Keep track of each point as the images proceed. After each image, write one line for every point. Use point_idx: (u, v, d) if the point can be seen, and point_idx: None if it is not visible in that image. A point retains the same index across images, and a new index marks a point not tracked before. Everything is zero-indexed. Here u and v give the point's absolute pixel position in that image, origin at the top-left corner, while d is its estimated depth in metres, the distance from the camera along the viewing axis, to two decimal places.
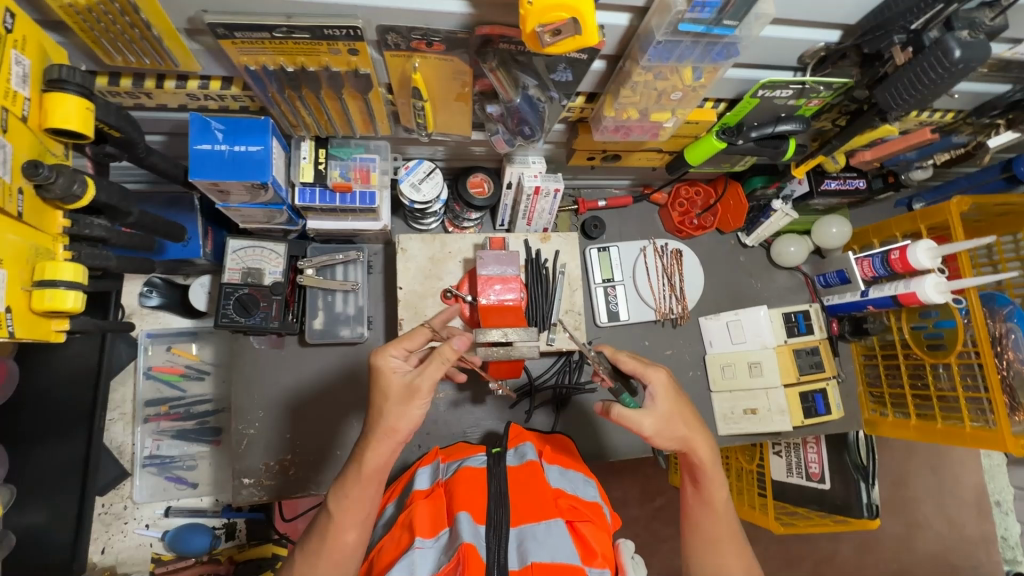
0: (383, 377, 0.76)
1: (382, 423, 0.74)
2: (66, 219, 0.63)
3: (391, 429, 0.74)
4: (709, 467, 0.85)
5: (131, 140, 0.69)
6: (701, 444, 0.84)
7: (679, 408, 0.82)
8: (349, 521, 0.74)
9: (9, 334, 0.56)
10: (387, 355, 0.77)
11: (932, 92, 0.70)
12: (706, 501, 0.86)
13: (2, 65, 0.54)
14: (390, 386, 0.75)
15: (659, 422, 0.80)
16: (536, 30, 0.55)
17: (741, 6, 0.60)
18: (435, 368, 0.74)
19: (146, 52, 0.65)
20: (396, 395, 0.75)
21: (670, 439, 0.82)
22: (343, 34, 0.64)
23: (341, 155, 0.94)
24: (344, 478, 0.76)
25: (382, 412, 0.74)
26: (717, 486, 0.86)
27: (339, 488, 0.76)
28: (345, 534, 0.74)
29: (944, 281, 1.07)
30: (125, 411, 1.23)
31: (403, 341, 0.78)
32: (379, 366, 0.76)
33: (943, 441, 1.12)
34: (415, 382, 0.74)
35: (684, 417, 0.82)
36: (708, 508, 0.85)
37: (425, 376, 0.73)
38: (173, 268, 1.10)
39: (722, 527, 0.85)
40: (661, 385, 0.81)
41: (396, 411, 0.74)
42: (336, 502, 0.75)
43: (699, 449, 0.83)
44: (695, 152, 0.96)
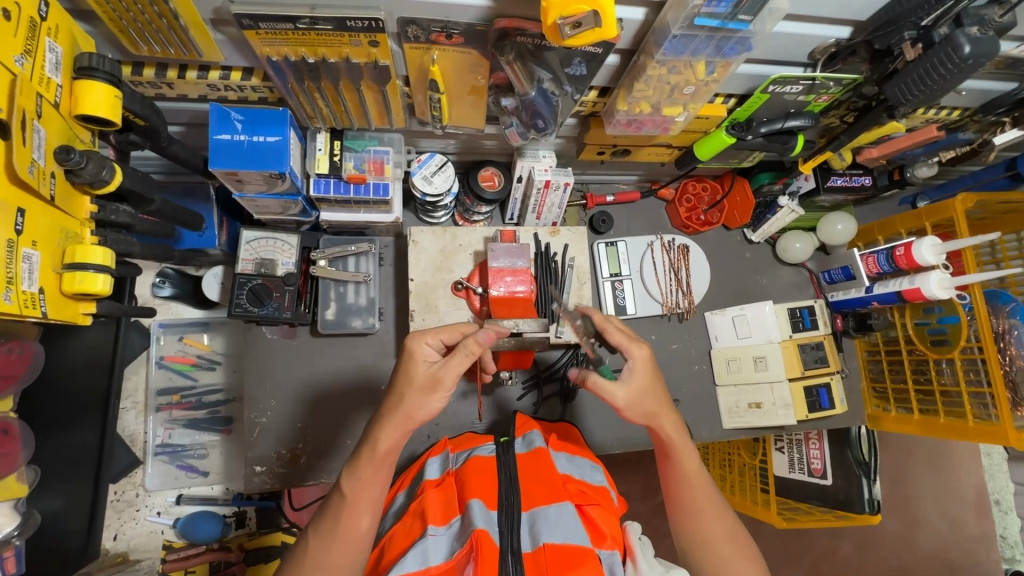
0: (412, 360, 0.76)
1: (401, 410, 0.75)
2: (93, 205, 0.65)
3: (408, 416, 0.74)
4: (679, 441, 0.84)
5: (155, 129, 0.71)
6: (669, 416, 0.83)
7: (651, 380, 0.81)
8: (364, 507, 0.74)
9: (42, 315, 0.58)
10: (422, 339, 0.77)
11: (941, 87, 0.71)
12: (682, 476, 0.85)
13: (36, 53, 0.55)
14: (415, 373, 0.75)
15: (631, 394, 0.80)
16: (556, 23, 0.56)
17: (756, 1, 0.61)
18: (459, 360, 0.73)
19: (171, 41, 0.67)
20: (419, 383, 0.75)
21: (641, 414, 0.82)
22: (365, 25, 0.65)
23: (355, 147, 0.95)
24: (355, 461, 0.76)
25: (404, 397, 0.75)
26: (689, 459, 0.85)
27: (352, 470, 0.76)
28: (359, 521, 0.74)
29: (948, 278, 1.09)
30: (137, 400, 1.25)
31: (442, 332, 0.79)
32: (411, 348, 0.77)
33: (946, 435, 1.13)
34: (439, 373, 0.74)
35: (654, 389, 0.82)
36: (687, 483, 0.85)
37: (449, 369, 0.73)
38: (187, 258, 1.11)
39: (703, 502, 0.84)
40: (641, 360, 0.81)
41: (416, 399, 0.74)
42: (350, 486, 0.75)
43: (664, 424, 0.83)
44: (705, 147, 0.98)
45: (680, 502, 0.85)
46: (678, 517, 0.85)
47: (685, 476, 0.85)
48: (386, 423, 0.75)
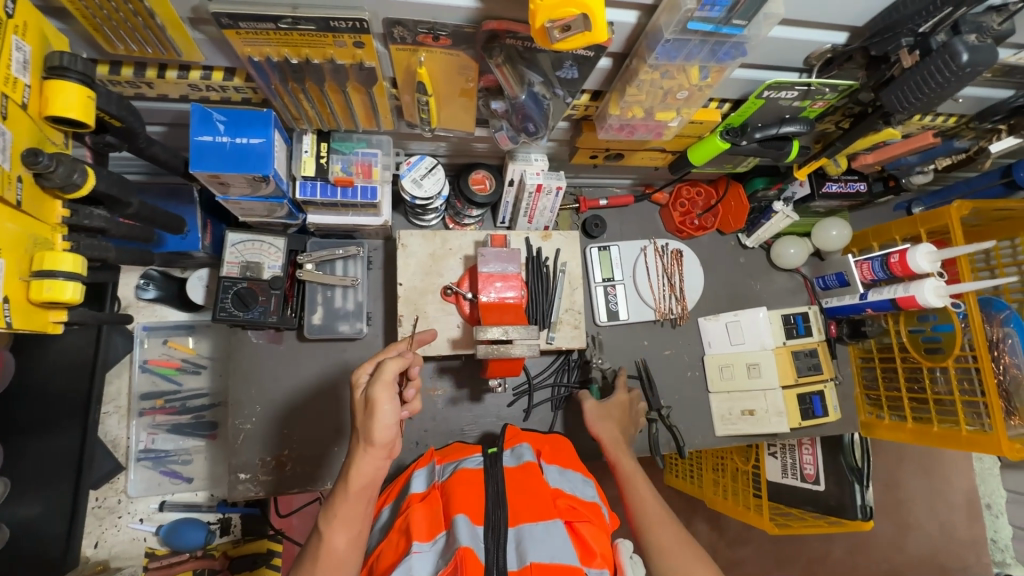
0: (352, 394, 0.75)
1: (360, 438, 0.72)
2: (65, 209, 0.63)
3: (367, 442, 0.71)
4: (619, 452, 0.98)
5: (132, 130, 0.68)
6: (616, 434, 1.01)
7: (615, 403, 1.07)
8: (341, 524, 0.73)
9: (7, 325, 0.56)
10: (358, 371, 0.76)
11: (938, 95, 0.70)
12: (628, 484, 0.91)
13: (2, 51, 0.53)
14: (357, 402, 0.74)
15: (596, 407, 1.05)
16: (545, 26, 0.55)
17: (751, 6, 0.60)
18: (388, 371, 0.71)
19: (148, 40, 0.64)
20: (361, 410, 0.72)
21: (595, 424, 1.03)
22: (349, 26, 0.63)
23: (343, 149, 0.93)
24: (331, 498, 0.74)
25: (359, 427, 0.72)
26: (629, 464, 0.95)
27: (328, 509, 0.74)
28: (335, 538, 0.72)
29: (943, 286, 1.08)
30: (120, 405, 1.22)
31: (375, 356, 0.77)
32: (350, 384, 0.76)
33: (938, 443, 1.12)
34: (372, 391, 0.71)
35: (614, 410, 1.05)
36: (634, 487, 0.90)
37: (376, 383, 0.70)
38: (171, 260, 1.09)
39: (652, 506, 0.87)
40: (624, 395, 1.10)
41: (365, 423, 0.71)
42: (325, 523, 0.73)
43: (608, 433, 1.01)
44: (699, 152, 0.95)
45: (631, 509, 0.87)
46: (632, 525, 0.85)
47: (629, 482, 0.91)
48: (358, 455, 0.72)
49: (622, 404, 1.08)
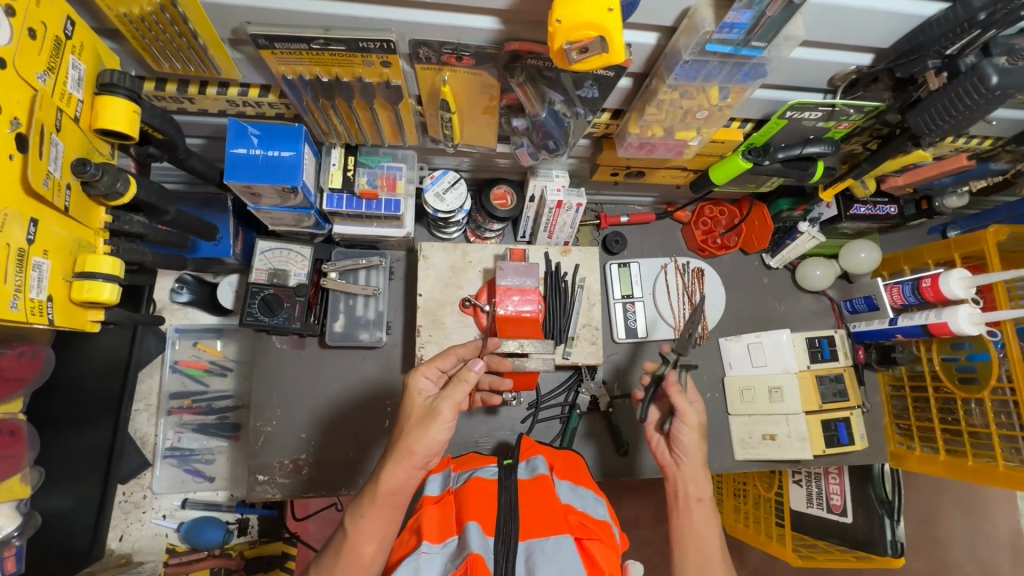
0: (411, 397, 0.80)
1: (401, 444, 0.75)
2: (107, 215, 0.67)
3: (408, 451, 0.74)
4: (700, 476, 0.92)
5: (172, 143, 0.73)
6: (700, 457, 0.94)
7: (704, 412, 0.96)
8: (369, 531, 0.74)
9: (49, 322, 0.59)
10: (419, 373, 0.82)
11: (967, 117, 0.68)
12: (682, 512, 0.90)
13: (60, 70, 0.57)
14: (413, 406, 0.79)
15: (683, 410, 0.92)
16: (563, 48, 0.56)
17: (770, 29, 0.60)
18: (456, 389, 0.76)
19: (191, 59, 0.69)
20: (417, 417, 0.77)
21: (678, 427, 0.94)
22: (376, 47, 0.66)
23: (369, 163, 0.96)
24: (360, 498, 0.76)
25: (403, 433, 0.76)
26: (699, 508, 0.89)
27: (356, 509, 0.76)
28: (364, 544, 0.74)
29: (977, 313, 1.04)
30: (150, 403, 1.27)
31: (435, 363, 0.84)
32: (409, 384, 0.82)
33: (974, 479, 1.07)
34: (436, 404, 0.76)
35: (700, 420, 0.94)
36: (691, 516, 0.89)
37: (444, 399, 0.76)
38: (204, 266, 1.13)
39: (709, 544, 0.86)
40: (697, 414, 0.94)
41: (415, 430, 0.75)
42: (353, 525, 0.74)
43: (688, 445, 0.93)
44: (720, 171, 0.95)
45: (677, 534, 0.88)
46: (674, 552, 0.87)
47: (689, 512, 0.89)
48: (389, 462, 0.74)
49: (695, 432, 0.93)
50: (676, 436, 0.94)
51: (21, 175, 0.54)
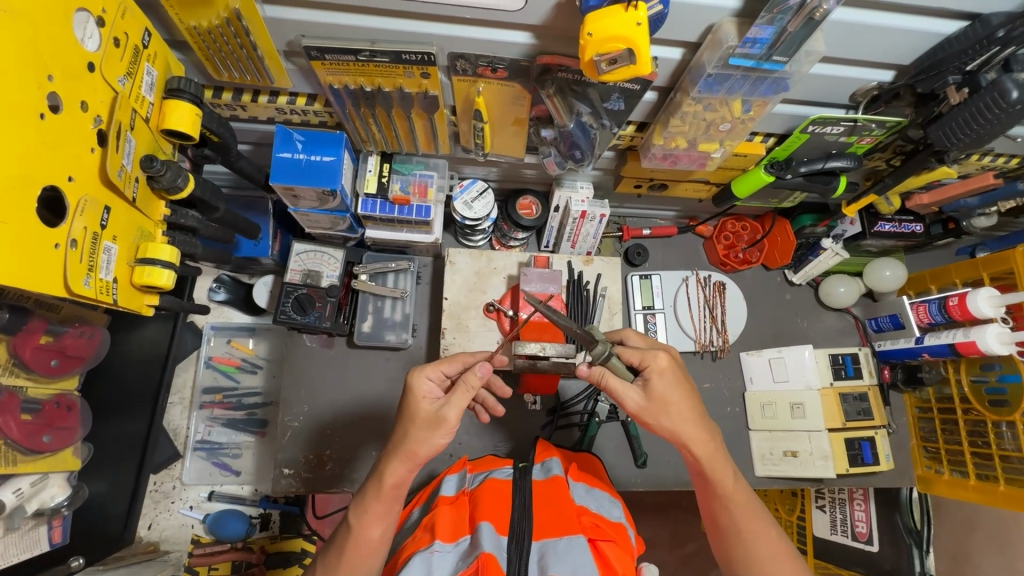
0: (416, 395, 0.77)
1: (404, 445, 0.75)
2: (166, 209, 0.75)
3: (411, 453, 0.75)
4: (716, 459, 0.80)
5: (226, 145, 0.79)
6: (691, 416, 0.78)
7: (673, 393, 0.77)
8: (375, 516, 0.76)
9: (113, 301, 0.66)
10: (424, 374, 0.79)
11: (988, 131, 0.70)
12: (721, 502, 0.80)
13: (136, 75, 0.65)
14: (419, 410, 0.76)
15: (643, 403, 0.78)
16: (593, 59, 0.60)
17: (792, 44, 0.63)
18: (464, 397, 0.75)
19: (249, 68, 0.75)
20: (421, 421, 0.76)
21: (657, 421, 0.79)
22: (418, 59, 0.71)
23: (403, 170, 1.01)
24: (365, 493, 0.78)
25: (407, 433, 0.76)
26: (724, 477, 0.79)
27: (361, 503, 0.77)
28: (369, 529, 0.75)
29: (1007, 333, 1.03)
30: (184, 396, 1.33)
31: (441, 365, 0.82)
32: (413, 384, 0.78)
33: (1006, 505, 1.04)
34: (443, 411, 0.75)
35: (670, 406, 0.77)
36: (731, 504, 0.80)
37: (452, 408, 0.74)
38: (242, 265, 1.20)
39: (756, 521, 0.79)
40: (660, 369, 0.78)
41: (419, 435, 0.75)
42: (359, 517, 0.76)
43: (690, 436, 0.78)
44: (742, 185, 0.97)
45: (722, 523, 0.80)
46: (725, 545, 0.80)
47: (729, 501, 0.80)
48: (394, 459, 0.76)
49: (669, 392, 0.77)
50: (663, 430, 0.79)
51: (100, 167, 0.62)
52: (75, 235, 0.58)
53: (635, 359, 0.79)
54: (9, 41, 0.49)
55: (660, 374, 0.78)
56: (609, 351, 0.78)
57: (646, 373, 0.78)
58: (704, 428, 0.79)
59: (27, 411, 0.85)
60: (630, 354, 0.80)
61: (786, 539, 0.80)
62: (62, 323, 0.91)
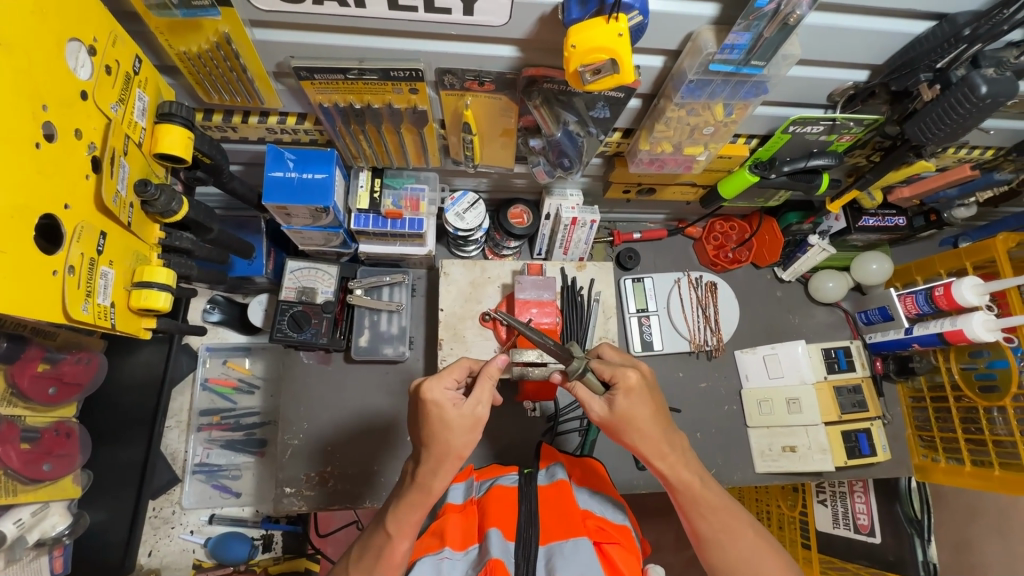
0: (444, 405, 0.74)
1: (448, 452, 0.73)
2: (161, 232, 0.75)
3: (457, 458, 0.74)
4: (684, 468, 0.81)
5: (218, 167, 0.80)
6: (656, 430, 0.79)
7: (637, 409, 0.78)
8: (413, 524, 0.74)
9: (112, 326, 0.67)
10: (442, 383, 0.75)
11: (961, 126, 0.72)
12: (694, 508, 0.80)
13: (128, 101, 0.66)
14: (452, 419, 0.74)
15: (607, 414, 0.80)
16: (577, 70, 0.61)
17: (768, 49, 0.65)
18: (490, 391, 0.77)
19: (239, 91, 0.76)
20: (461, 427, 0.74)
21: (622, 434, 0.81)
22: (406, 75, 0.72)
23: (394, 185, 1.02)
24: (402, 500, 0.75)
25: (449, 441, 0.73)
26: (693, 484, 0.80)
27: (398, 512, 0.75)
28: (408, 536, 0.74)
29: (992, 319, 1.05)
30: (181, 419, 1.32)
31: (450, 373, 0.78)
32: (437, 399, 0.74)
33: (1001, 489, 1.06)
34: (479, 411, 0.75)
35: (635, 421, 0.78)
36: (705, 510, 0.80)
37: (484, 405, 0.76)
38: (236, 285, 1.20)
39: (732, 524, 0.79)
40: (626, 385, 0.79)
41: (463, 441, 0.74)
42: (397, 526, 0.74)
43: (653, 447, 0.80)
44: (729, 186, 1.00)
45: (699, 530, 0.80)
46: (704, 550, 0.81)
47: (703, 508, 0.80)
48: (436, 463, 0.74)
49: (633, 410, 0.78)
50: (628, 444, 0.81)
51: (95, 193, 0.62)
52: (73, 261, 0.58)
53: (606, 373, 0.81)
54: (4, 74, 0.49)
55: (627, 391, 0.79)
56: (584, 366, 0.81)
57: (613, 389, 0.80)
58: (665, 438, 0.80)
59: (25, 440, 0.85)
60: (602, 368, 0.82)
61: (767, 536, 0.80)
62: (58, 350, 0.90)
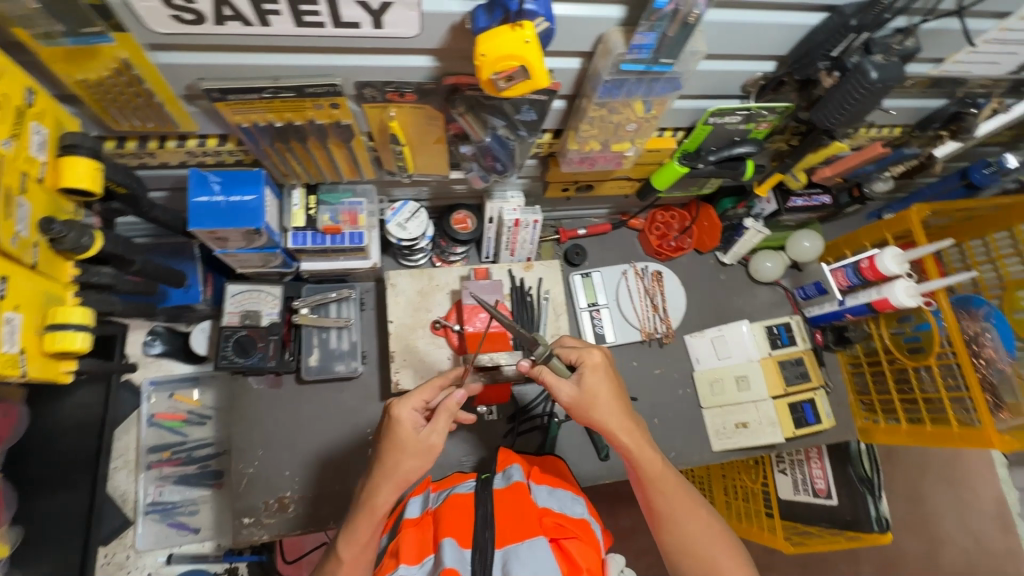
0: (400, 428, 0.76)
1: (395, 474, 0.75)
2: (75, 269, 0.71)
3: (404, 480, 0.76)
4: (645, 446, 0.83)
5: (135, 196, 0.78)
6: (619, 409, 0.83)
7: (602, 386, 0.82)
8: (363, 542, 0.76)
9: (23, 374, 0.63)
10: (406, 406, 0.77)
11: (860, 109, 0.77)
12: (653, 487, 0.83)
13: (23, 136, 0.62)
14: (408, 442, 0.76)
15: (575, 395, 0.82)
16: (490, 78, 0.62)
17: (674, 46, 0.67)
18: (448, 423, 0.77)
19: (150, 117, 0.73)
20: (412, 451, 0.76)
21: (585, 414, 0.83)
22: (324, 91, 0.71)
23: (330, 200, 1.01)
24: (352, 519, 0.77)
25: (398, 464, 0.75)
26: (653, 462, 0.83)
27: (348, 532, 0.77)
28: (359, 552, 0.76)
29: (913, 285, 1.12)
30: (128, 459, 1.26)
31: (421, 394, 0.78)
32: (397, 418, 0.76)
33: (933, 443, 1.13)
34: (431, 440, 0.76)
35: (600, 399, 0.82)
36: (663, 488, 0.82)
37: (439, 435, 0.76)
38: (175, 314, 1.15)
39: (687, 501, 0.82)
40: (595, 364, 0.83)
41: (411, 464, 0.76)
42: (347, 545, 0.76)
43: (615, 426, 0.83)
44: (660, 177, 1.03)
45: (657, 509, 0.83)
46: (661, 528, 0.82)
47: (661, 486, 0.82)
48: (381, 484, 0.76)
49: (600, 386, 0.82)
50: (591, 423, 0.83)
51: None
52: None
53: (572, 355, 0.84)
54: None
55: (594, 370, 0.83)
56: (550, 352, 0.79)
57: (580, 369, 0.83)
58: (628, 416, 0.84)
59: None
60: (567, 351, 0.85)
61: (717, 516, 0.83)
62: None
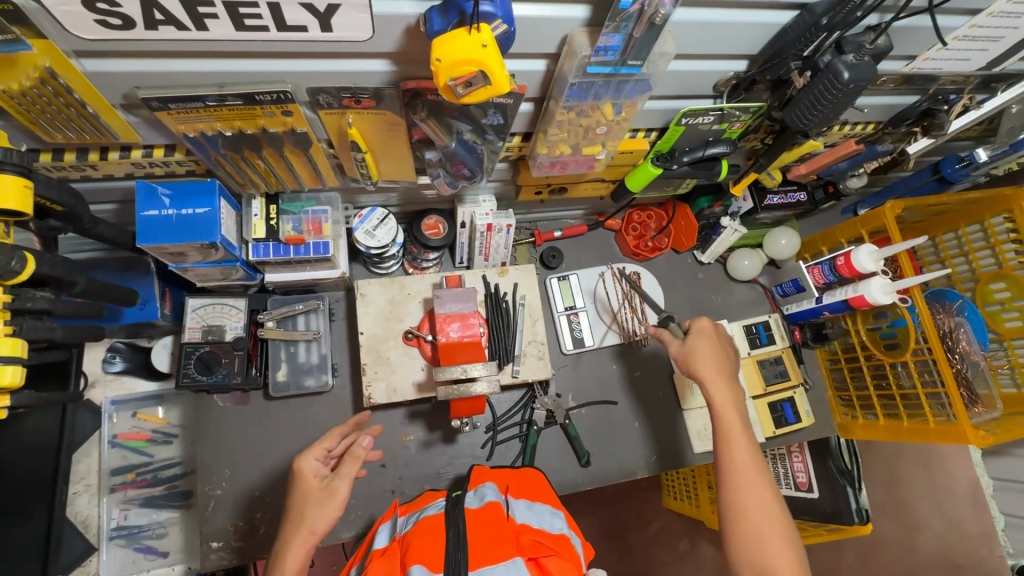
0: (304, 478, 0.83)
1: (302, 525, 0.77)
2: (7, 294, 0.66)
3: (309, 530, 0.77)
4: (733, 408, 0.88)
5: (75, 214, 0.73)
6: (719, 369, 0.91)
7: (704, 345, 0.94)
8: None
9: None
10: (308, 456, 0.85)
11: (833, 110, 0.75)
12: (726, 448, 0.85)
13: None
14: (311, 489, 0.81)
15: (681, 350, 0.96)
16: (448, 84, 0.59)
17: (641, 48, 0.64)
18: (350, 466, 0.82)
19: (84, 128, 0.68)
20: (315, 497, 0.80)
21: (688, 366, 0.94)
22: (273, 98, 0.67)
23: (292, 209, 0.96)
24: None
25: (303, 514, 0.78)
26: (735, 422, 0.86)
27: None
28: None
29: (888, 283, 1.11)
30: (90, 483, 1.21)
31: (322, 445, 0.87)
32: (301, 469, 0.84)
33: (910, 439, 1.12)
34: (333, 484, 0.80)
35: (700, 356, 0.93)
36: (735, 451, 0.84)
37: (341, 478, 0.81)
38: (133, 331, 1.10)
39: (755, 475, 0.81)
40: (702, 326, 0.96)
41: (316, 512, 0.78)
42: None
43: (712, 381, 0.90)
44: (635, 179, 1.00)
45: (723, 470, 0.83)
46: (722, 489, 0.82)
47: (733, 448, 0.84)
48: (291, 538, 0.77)
49: (702, 340, 0.95)
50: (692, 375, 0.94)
51: None
52: None
53: (686, 323, 1.01)
54: None
55: (700, 333, 0.96)
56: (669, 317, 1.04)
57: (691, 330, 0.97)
58: (729, 378, 0.91)
59: None
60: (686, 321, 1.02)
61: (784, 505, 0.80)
62: None
